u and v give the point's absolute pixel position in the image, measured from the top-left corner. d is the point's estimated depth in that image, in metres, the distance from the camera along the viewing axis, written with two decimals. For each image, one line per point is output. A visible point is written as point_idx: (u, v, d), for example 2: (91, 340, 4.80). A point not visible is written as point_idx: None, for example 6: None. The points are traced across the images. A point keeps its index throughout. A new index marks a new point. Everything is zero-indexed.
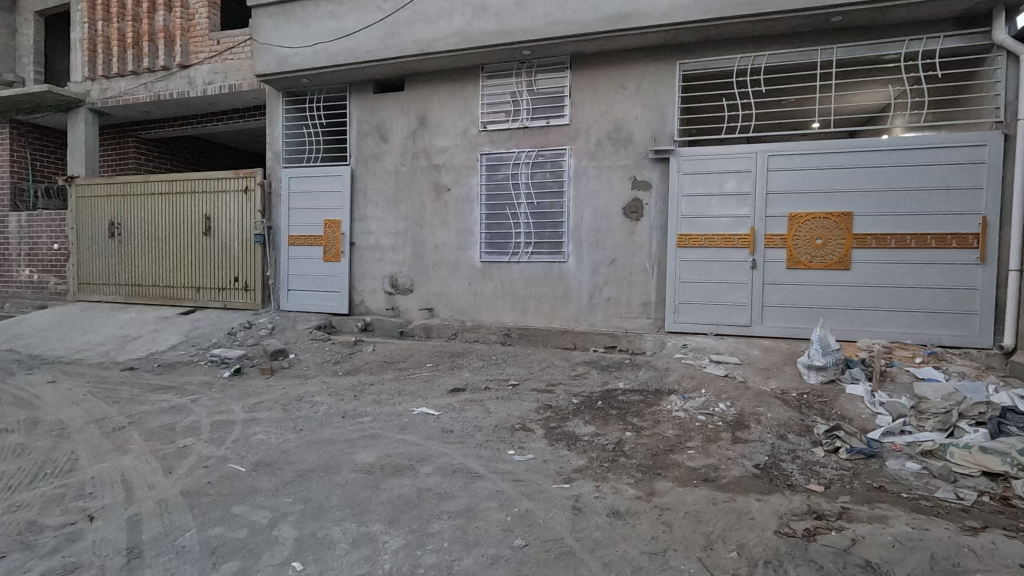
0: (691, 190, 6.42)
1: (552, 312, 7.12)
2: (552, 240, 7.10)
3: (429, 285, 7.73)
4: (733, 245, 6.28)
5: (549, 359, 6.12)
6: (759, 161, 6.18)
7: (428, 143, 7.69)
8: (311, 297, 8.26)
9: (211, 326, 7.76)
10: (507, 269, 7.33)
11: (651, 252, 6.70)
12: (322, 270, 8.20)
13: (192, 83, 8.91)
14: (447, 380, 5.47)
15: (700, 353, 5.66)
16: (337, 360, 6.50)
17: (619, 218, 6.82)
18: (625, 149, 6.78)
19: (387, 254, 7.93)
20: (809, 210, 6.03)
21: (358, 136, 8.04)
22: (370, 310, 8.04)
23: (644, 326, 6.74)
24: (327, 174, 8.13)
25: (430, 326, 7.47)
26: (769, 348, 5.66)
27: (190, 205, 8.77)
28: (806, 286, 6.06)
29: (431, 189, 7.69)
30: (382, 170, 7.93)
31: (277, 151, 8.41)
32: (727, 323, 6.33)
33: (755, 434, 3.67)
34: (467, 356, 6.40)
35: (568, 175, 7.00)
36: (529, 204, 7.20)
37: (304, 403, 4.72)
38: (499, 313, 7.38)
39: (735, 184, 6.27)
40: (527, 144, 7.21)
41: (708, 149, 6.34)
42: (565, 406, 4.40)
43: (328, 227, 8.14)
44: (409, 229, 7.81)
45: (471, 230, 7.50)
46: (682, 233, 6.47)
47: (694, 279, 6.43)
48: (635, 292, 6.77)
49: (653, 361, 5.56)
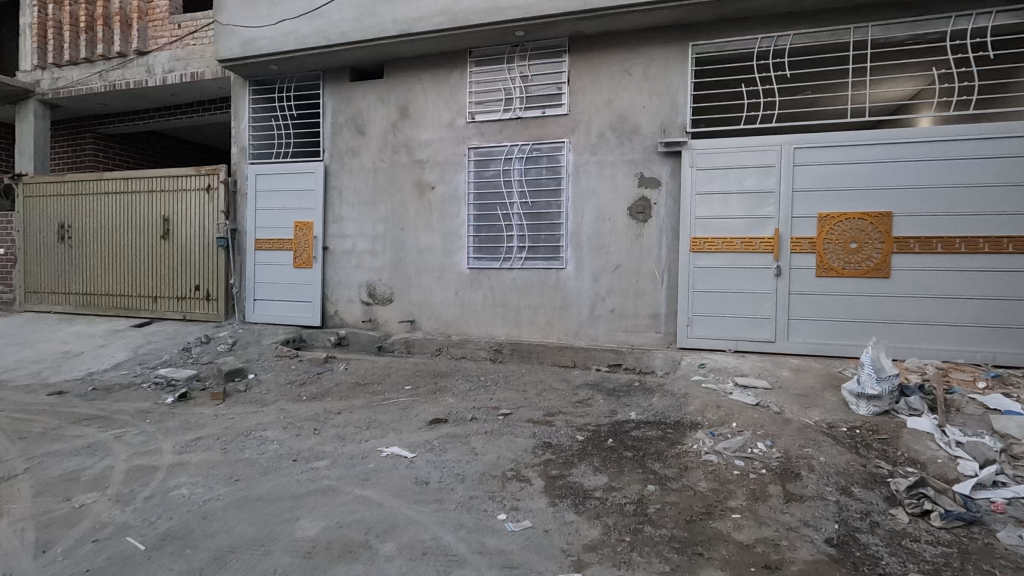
0: (706, 188, 5.67)
1: (548, 325, 6.34)
2: (549, 244, 6.32)
3: (411, 294, 6.92)
4: (754, 250, 5.53)
5: (547, 380, 5.33)
6: (784, 155, 5.45)
7: (409, 136, 6.90)
8: (280, 308, 7.42)
9: (165, 341, 6.90)
10: (497, 276, 6.54)
11: (660, 257, 5.94)
12: (292, 278, 7.37)
13: (150, 71, 8.07)
14: (428, 408, 4.66)
15: (722, 375, 4.87)
16: (303, 381, 5.66)
17: (623, 219, 6.05)
18: (631, 141, 6.03)
19: (365, 260, 7.12)
20: (841, 210, 5.30)
21: (333, 129, 7.24)
22: (345, 322, 7.21)
23: (652, 341, 5.97)
24: (298, 170, 7.32)
25: (411, 340, 6.67)
26: (800, 368, 4.91)
27: (147, 206, 7.90)
28: (838, 297, 5.32)
29: (413, 186, 6.89)
30: (358, 166, 7.13)
31: (243, 146, 7.59)
32: (747, 338, 5.58)
33: (813, 489, 2.89)
34: (452, 376, 5.60)
35: (566, 172, 6.23)
36: (523, 204, 6.42)
37: (251, 440, 3.88)
38: (489, 326, 6.58)
39: (756, 181, 5.53)
40: (521, 137, 6.43)
41: (725, 141, 5.60)
42: (568, 445, 3.61)
43: (298, 230, 7.32)
44: (388, 233, 7.00)
45: (457, 233, 6.71)
46: (696, 236, 5.71)
47: (710, 289, 5.68)
48: (643, 302, 6.00)
49: (668, 385, 4.76)
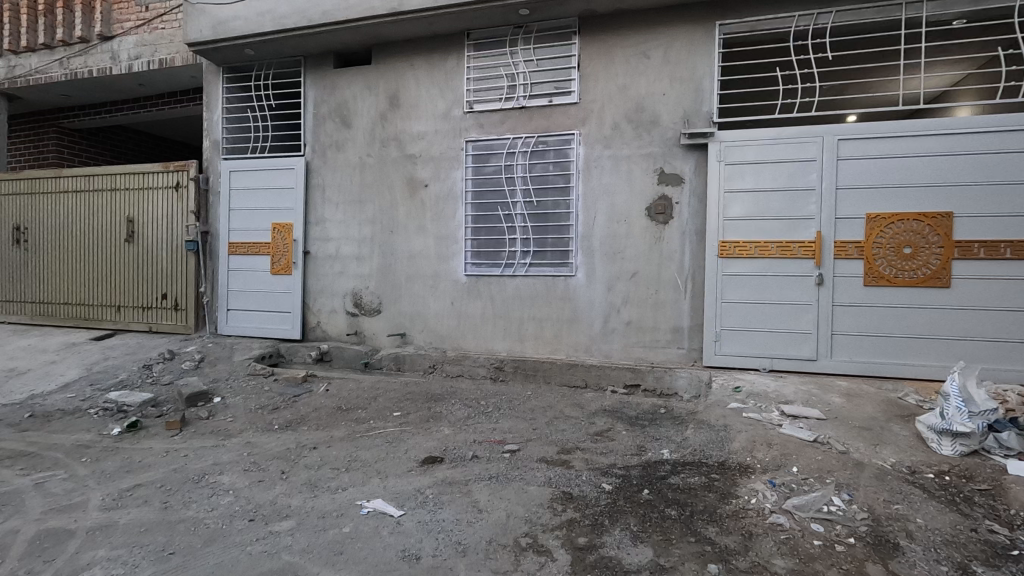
0: (736, 185, 5.03)
1: (555, 340, 5.65)
2: (556, 248, 5.63)
3: (402, 304, 6.20)
4: (791, 255, 4.88)
5: (556, 406, 4.63)
6: (826, 147, 4.81)
7: (400, 129, 6.20)
8: (256, 320, 6.69)
9: (124, 357, 6.14)
10: (498, 285, 5.84)
11: (683, 264, 5.26)
12: (270, 286, 6.63)
13: (115, 58, 7.32)
14: (420, 443, 3.94)
15: (763, 401, 4.19)
16: (276, 406, 4.93)
17: (641, 221, 5.38)
18: (650, 133, 5.36)
19: (350, 266, 6.40)
20: (893, 210, 4.66)
21: (315, 121, 6.53)
22: (329, 335, 6.48)
23: (674, 359, 5.28)
24: (276, 166, 6.59)
25: (402, 356, 5.96)
26: (852, 394, 4.24)
27: (109, 206, 7.14)
28: (889, 309, 4.68)
29: (404, 184, 6.18)
30: (344, 162, 6.42)
31: (216, 140, 6.86)
32: (785, 356, 4.91)
33: (924, 571, 2.23)
34: (448, 400, 4.89)
35: (575, 167, 5.56)
36: (527, 203, 5.73)
37: (201, 491, 3.15)
38: (489, 340, 5.87)
39: (792, 177, 4.89)
40: (524, 129, 5.74)
41: (757, 132, 4.98)
42: (594, 499, 2.91)
43: (276, 232, 6.59)
44: (376, 236, 6.29)
45: (453, 236, 6.00)
46: (725, 239, 5.06)
47: (741, 300, 5.02)
48: (664, 314, 5.32)
49: (702, 414, 4.07)
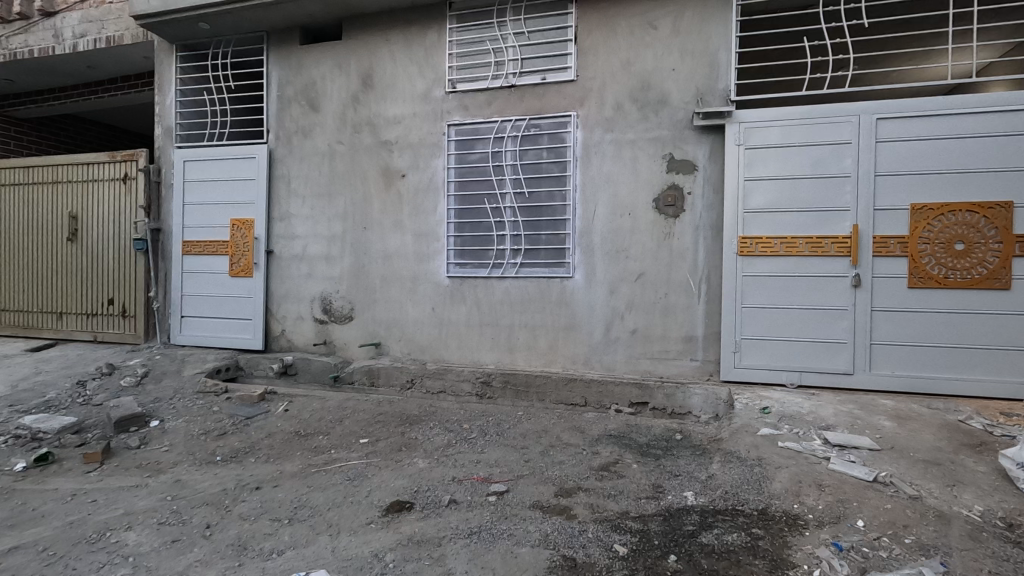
0: (757, 172, 4.38)
1: (551, 351, 4.96)
2: (551, 246, 4.95)
3: (376, 310, 5.48)
4: (823, 253, 4.22)
5: (552, 430, 3.93)
6: (862, 128, 4.17)
7: (374, 112, 5.49)
8: (213, 328, 5.94)
9: (59, 371, 5.37)
10: (486, 288, 5.14)
11: (696, 263, 4.59)
12: (228, 290, 5.89)
13: (58, 36, 6.54)
14: (387, 482, 3.23)
15: (800, 425, 3.51)
16: (223, 431, 4.19)
17: (648, 214, 4.70)
18: (658, 114, 4.69)
19: (319, 267, 5.68)
20: (942, 201, 4.02)
21: (279, 104, 5.81)
22: (294, 345, 5.75)
23: (686, 372, 4.60)
24: (236, 156, 5.87)
25: (376, 369, 5.24)
26: (903, 417, 3.57)
27: (50, 201, 6.37)
28: (937, 315, 4.04)
29: (378, 174, 5.47)
30: (311, 150, 5.71)
31: (168, 126, 6.11)
32: (815, 369, 4.25)
33: None
34: (426, 423, 4.18)
35: (572, 154, 4.88)
36: (517, 194, 5.04)
37: (93, 559, 2.43)
38: (475, 351, 5.17)
39: (822, 162, 4.25)
40: (514, 111, 5.06)
41: (781, 112, 4.34)
42: (604, 570, 2.22)
43: (235, 229, 5.85)
44: (348, 233, 5.58)
45: (434, 233, 5.30)
46: (746, 235, 4.39)
47: (764, 305, 4.36)
48: (674, 321, 4.64)
49: (728, 443, 3.38)
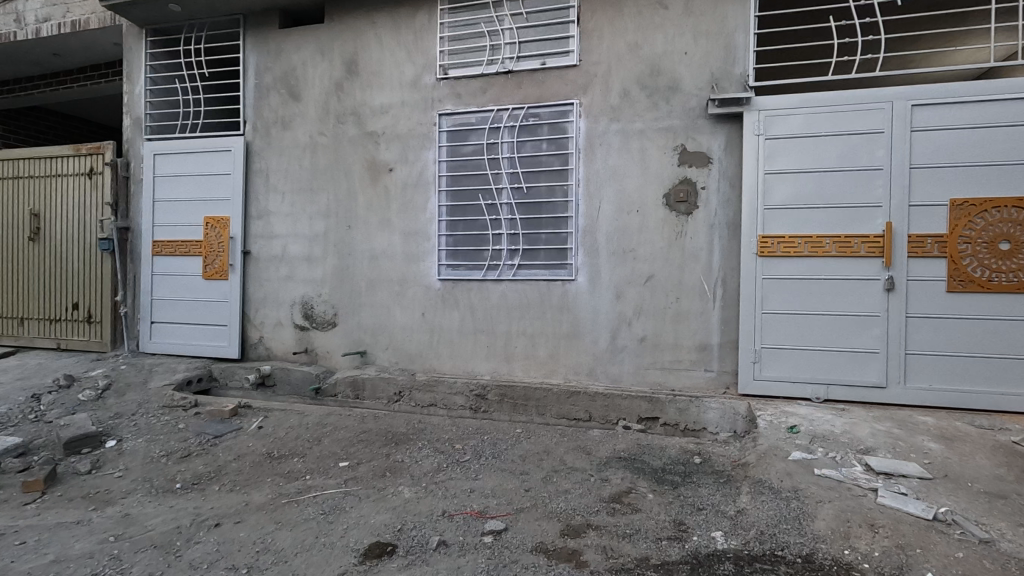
0: (779, 164, 3.99)
1: (551, 361, 4.55)
2: (551, 246, 4.54)
3: (361, 315, 5.05)
4: (852, 254, 3.83)
5: (555, 452, 3.52)
6: (896, 116, 3.78)
7: (360, 101, 5.07)
8: (186, 335, 5.49)
9: (13, 383, 4.91)
10: (480, 292, 4.72)
11: (711, 265, 4.19)
12: (202, 294, 5.44)
13: (20, 21, 6.06)
14: (367, 517, 2.80)
15: (834, 447, 3.11)
16: (187, 452, 3.76)
17: (658, 211, 4.30)
18: (669, 102, 4.29)
19: (299, 269, 5.24)
20: (985, 195, 3.64)
21: (257, 92, 5.37)
22: (273, 353, 5.31)
23: (700, 384, 4.20)
24: (211, 148, 5.42)
25: (361, 380, 4.81)
26: (949, 438, 3.18)
27: (11, 197, 5.90)
28: (979, 322, 3.66)
29: (364, 168, 5.05)
30: (291, 143, 5.27)
31: (137, 117, 5.65)
32: (844, 382, 3.86)
33: None
34: (414, 443, 3.76)
35: (575, 145, 4.48)
36: (515, 189, 4.63)
37: None
38: (468, 361, 4.76)
39: (851, 154, 3.87)
40: (511, 99, 4.65)
41: (805, 98, 3.95)
42: None
43: (209, 228, 5.41)
44: (331, 232, 5.15)
45: (424, 231, 4.88)
46: (766, 234, 4.00)
47: (786, 311, 3.97)
48: (686, 328, 4.25)
49: (756, 471, 2.98)
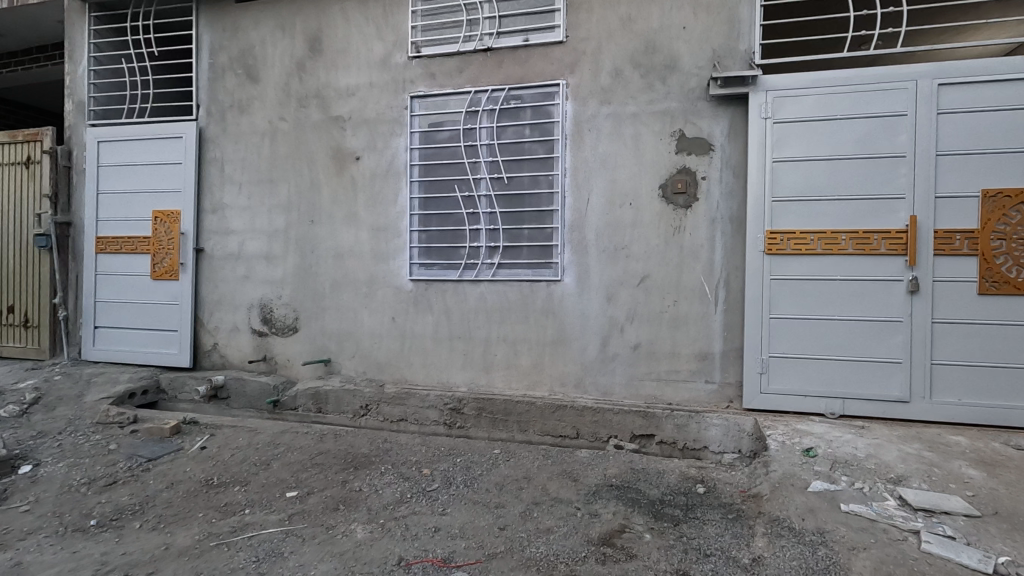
0: (789, 151, 3.56)
1: (535, 371, 4.09)
2: (534, 243, 4.09)
3: (326, 320, 4.56)
4: (872, 251, 3.41)
5: (536, 479, 3.06)
6: (921, 97, 3.36)
7: (324, 82, 4.57)
8: (132, 342, 4.97)
9: None
10: (456, 295, 4.25)
11: (712, 264, 3.76)
12: (150, 296, 4.92)
13: None
14: (307, 568, 2.32)
15: (860, 475, 2.67)
16: (113, 480, 3.25)
17: (653, 204, 3.86)
18: (666, 82, 3.85)
19: (257, 268, 4.74)
20: (1020, 185, 3.24)
21: (211, 73, 4.85)
22: (228, 361, 4.80)
23: (701, 398, 3.77)
24: (161, 135, 4.90)
25: (323, 392, 4.33)
26: (991, 463, 2.76)
27: None
28: (1015, 329, 3.24)
29: (328, 156, 4.56)
30: (249, 129, 4.76)
31: (80, 101, 5.12)
32: (862, 396, 3.43)
33: None
34: (376, 468, 3.28)
35: (561, 131, 4.03)
36: (494, 180, 4.17)
37: None
38: (444, 370, 4.28)
39: (869, 140, 3.45)
40: (491, 80, 4.18)
41: (818, 77, 3.52)
42: None
43: (158, 223, 4.89)
44: (292, 227, 4.65)
45: (395, 227, 4.40)
46: (774, 229, 3.57)
47: (797, 315, 3.54)
48: (685, 334, 3.80)
49: (770, 507, 2.53)
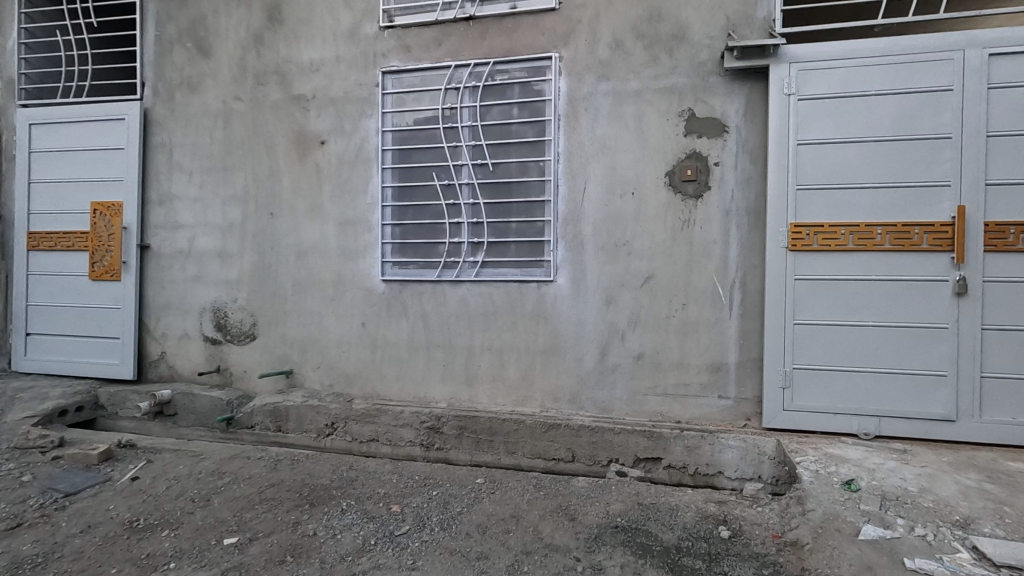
0: (816, 132, 3.10)
1: (524, 384, 3.59)
2: (522, 239, 3.59)
3: (287, 326, 4.02)
4: (911, 247, 2.96)
5: (526, 519, 2.57)
6: (969, 69, 2.91)
7: (284, 56, 4.03)
8: (69, 351, 4.39)
9: None
10: (434, 298, 3.74)
11: (726, 261, 3.28)
12: (88, 300, 4.35)
13: None
14: None
15: (918, 518, 2.21)
16: (17, 522, 2.70)
17: (658, 193, 3.38)
18: (673, 55, 3.37)
19: (210, 267, 4.19)
20: None
21: (156, 46, 4.28)
22: (177, 372, 4.25)
23: (713, 415, 3.29)
24: (101, 116, 4.33)
25: (283, 409, 3.79)
26: None
27: None
28: None
29: (290, 140, 4.02)
30: (200, 110, 4.20)
31: (10, 79, 4.53)
32: (900, 414, 2.98)
33: None
34: (336, 504, 2.76)
35: (554, 110, 3.53)
36: (478, 167, 3.67)
37: None
38: (421, 383, 3.77)
39: (909, 119, 2.99)
40: (474, 53, 3.67)
41: (849, 47, 3.06)
42: None
43: (97, 216, 4.31)
44: (248, 221, 4.11)
45: (365, 221, 3.88)
46: (799, 222, 3.11)
47: (825, 321, 3.08)
48: (696, 343, 3.33)
49: (816, 561, 2.05)
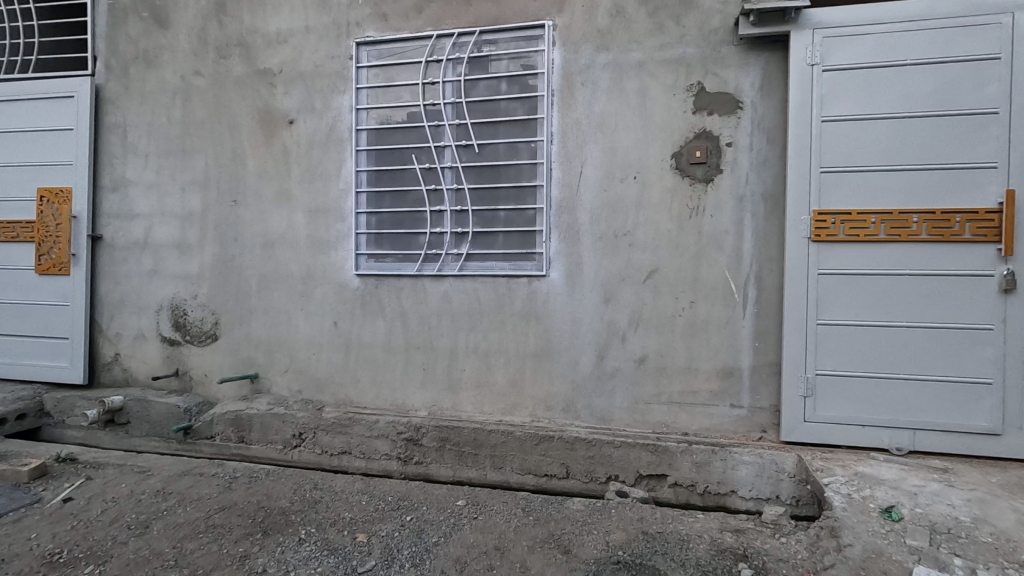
0: (843, 107, 2.74)
1: (513, 391, 3.22)
2: (511, 229, 3.22)
3: (252, 325, 3.64)
4: (952, 237, 2.60)
5: (512, 553, 2.20)
6: (1018, 33, 2.55)
7: (248, 27, 3.63)
8: (13, 352, 3.99)
9: None
10: (414, 294, 3.37)
11: (740, 254, 2.92)
12: (34, 296, 3.95)
13: None
14: None
15: (977, 558, 1.85)
16: None
17: (663, 178, 3.01)
18: (680, 22, 3.00)
19: (168, 260, 3.79)
20: None
21: (109, 16, 3.87)
22: (132, 376, 3.86)
23: (725, 427, 2.94)
24: (48, 94, 3.93)
25: (246, 418, 3.41)
26: None
27: None
28: None
29: (255, 119, 3.63)
30: (156, 86, 3.80)
31: None
32: (937, 427, 2.63)
33: None
34: (293, 533, 2.39)
35: (547, 85, 3.15)
36: (462, 148, 3.29)
37: None
38: (398, 389, 3.40)
39: (949, 91, 2.63)
40: (458, 21, 3.29)
41: (880, 11, 2.70)
42: None
43: (44, 203, 3.91)
44: (210, 210, 3.72)
45: (337, 209, 3.49)
46: (823, 210, 2.74)
47: (853, 321, 2.72)
48: (705, 345, 2.96)
49: None
